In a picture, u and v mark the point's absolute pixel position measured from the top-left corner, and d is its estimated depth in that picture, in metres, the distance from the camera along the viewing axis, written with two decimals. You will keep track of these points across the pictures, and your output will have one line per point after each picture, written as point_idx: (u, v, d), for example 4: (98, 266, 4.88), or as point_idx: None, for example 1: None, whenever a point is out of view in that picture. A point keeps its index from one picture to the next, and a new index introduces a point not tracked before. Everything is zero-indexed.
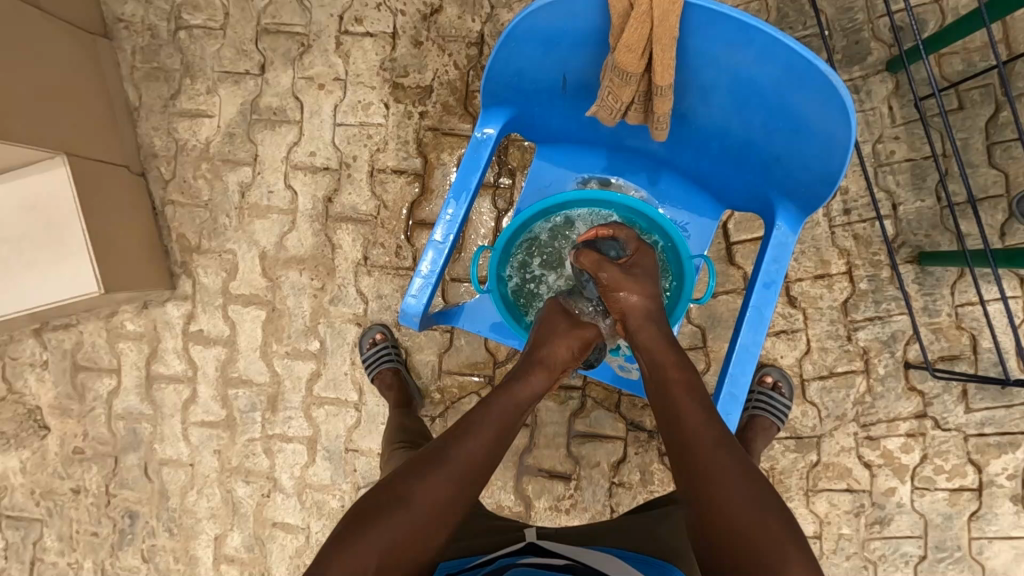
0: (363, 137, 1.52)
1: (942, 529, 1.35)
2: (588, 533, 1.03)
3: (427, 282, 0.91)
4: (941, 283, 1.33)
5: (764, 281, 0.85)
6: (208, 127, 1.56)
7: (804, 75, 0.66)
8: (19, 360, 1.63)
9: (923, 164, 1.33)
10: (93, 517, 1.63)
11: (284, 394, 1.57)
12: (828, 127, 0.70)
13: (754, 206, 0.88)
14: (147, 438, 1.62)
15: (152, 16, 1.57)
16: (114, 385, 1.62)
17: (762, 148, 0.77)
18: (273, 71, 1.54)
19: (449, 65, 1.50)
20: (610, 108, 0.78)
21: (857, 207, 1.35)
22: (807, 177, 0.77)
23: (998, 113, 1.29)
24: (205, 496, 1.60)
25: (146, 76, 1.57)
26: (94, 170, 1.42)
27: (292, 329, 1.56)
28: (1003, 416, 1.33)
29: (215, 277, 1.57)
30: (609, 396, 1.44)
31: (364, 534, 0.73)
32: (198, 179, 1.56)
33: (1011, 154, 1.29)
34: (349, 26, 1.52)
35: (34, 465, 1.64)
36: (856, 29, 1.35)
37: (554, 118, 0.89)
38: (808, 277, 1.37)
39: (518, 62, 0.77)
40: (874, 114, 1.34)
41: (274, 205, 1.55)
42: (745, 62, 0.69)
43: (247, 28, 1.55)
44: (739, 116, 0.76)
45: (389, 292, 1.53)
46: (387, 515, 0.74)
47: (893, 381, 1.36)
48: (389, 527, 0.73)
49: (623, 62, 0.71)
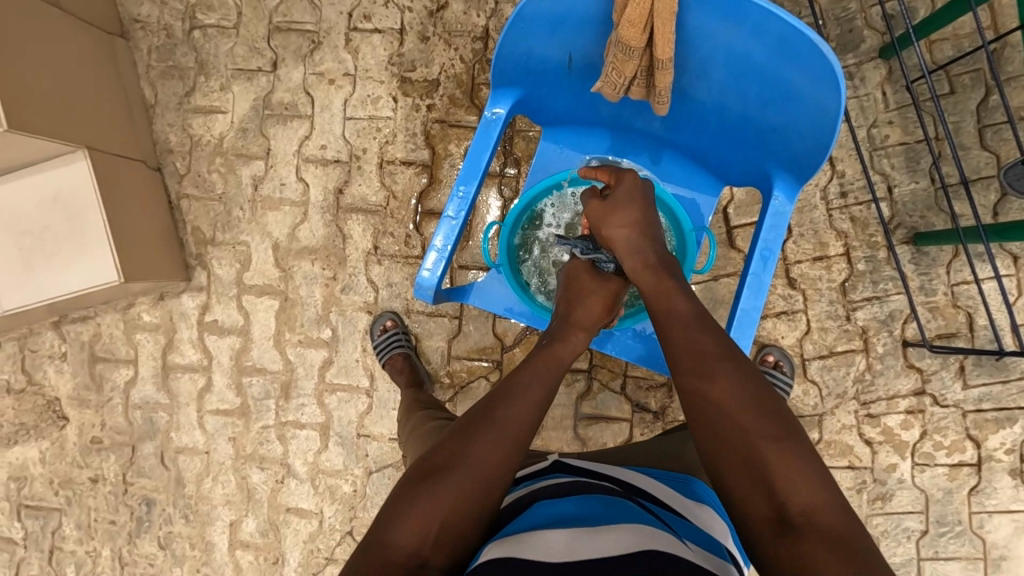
0: (372, 130, 1.57)
1: (942, 504, 1.38)
2: (617, 455, 1.04)
3: (440, 256, 0.95)
4: (936, 262, 1.37)
5: (762, 249, 0.89)
6: (222, 122, 1.61)
7: (795, 48, 0.70)
8: (39, 352, 1.68)
9: (916, 147, 1.37)
10: (111, 506, 1.67)
11: (297, 381, 1.61)
12: (820, 96, 0.73)
13: (752, 180, 0.92)
14: (164, 427, 1.65)
15: (167, 16, 1.62)
16: (131, 375, 1.66)
17: (758, 120, 0.81)
18: (285, 68, 1.59)
19: (454, 59, 1.55)
20: (614, 83, 0.82)
21: (853, 190, 1.40)
22: (800, 148, 0.81)
23: (988, 96, 1.33)
24: (221, 483, 1.64)
25: (162, 75, 1.62)
26: (113, 164, 1.47)
27: (304, 318, 1.60)
28: (1000, 392, 1.37)
29: (229, 268, 1.61)
30: (614, 377, 1.47)
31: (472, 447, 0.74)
32: (212, 173, 1.61)
33: (1002, 136, 1.33)
34: (358, 23, 1.57)
35: (53, 455, 1.68)
36: (850, 17, 1.39)
37: (561, 100, 0.94)
38: (807, 259, 1.41)
39: (526, 43, 0.81)
40: (868, 99, 1.38)
41: (285, 197, 1.59)
42: (741, 37, 0.73)
43: (259, 27, 1.60)
44: (736, 91, 0.80)
45: (399, 280, 1.57)
46: (484, 431, 0.76)
47: (891, 360, 1.39)
48: (489, 439, 0.75)
49: (626, 38, 0.75)
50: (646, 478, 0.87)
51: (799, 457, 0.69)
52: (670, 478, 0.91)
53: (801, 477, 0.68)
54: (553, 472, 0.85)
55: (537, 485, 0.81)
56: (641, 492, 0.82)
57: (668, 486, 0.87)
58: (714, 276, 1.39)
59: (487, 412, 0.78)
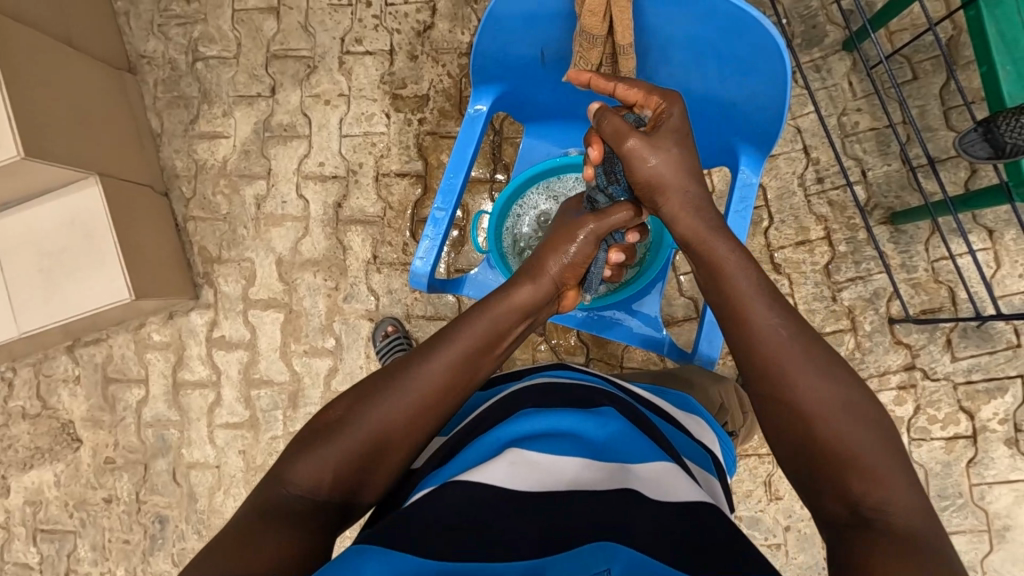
0: (368, 146, 1.65)
1: (942, 477, 1.40)
2: None
3: (433, 244, 1.01)
4: (914, 240, 1.42)
5: (734, 220, 0.96)
6: (226, 146, 1.69)
7: (742, 24, 0.77)
8: (53, 376, 1.73)
9: (885, 132, 1.44)
10: (125, 525, 1.70)
11: (304, 391, 1.65)
12: (770, 66, 0.80)
13: (721, 156, 0.99)
14: (175, 443, 1.69)
15: (172, 51, 1.72)
16: (142, 394, 1.71)
17: (720, 98, 0.88)
18: (283, 92, 1.68)
19: (443, 74, 1.63)
20: (583, 72, 0.89)
21: (829, 175, 1.46)
22: (760, 122, 0.87)
23: (948, 81, 1.40)
24: (232, 496, 1.67)
25: (168, 105, 1.72)
26: (123, 188, 1.55)
27: (309, 328, 1.65)
28: (989, 362, 1.40)
29: (235, 285, 1.68)
30: (611, 369, 1.51)
31: (385, 402, 0.74)
32: (217, 195, 1.69)
33: (965, 117, 1.39)
34: (350, 47, 1.67)
35: (68, 477, 1.72)
36: (813, 14, 1.47)
37: (539, 94, 1.01)
38: (789, 244, 1.46)
39: (500, 41, 0.89)
40: (836, 89, 1.46)
41: (287, 213, 1.66)
42: (693, 18, 0.80)
43: (258, 55, 1.69)
44: (696, 72, 0.86)
45: (399, 286, 1.63)
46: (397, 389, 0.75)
47: (879, 336, 1.43)
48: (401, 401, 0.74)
49: (590, 27, 0.82)
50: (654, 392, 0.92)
51: (910, 491, 0.63)
52: (674, 395, 0.94)
53: (857, 441, 0.65)
54: (557, 371, 0.89)
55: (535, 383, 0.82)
56: (643, 403, 0.86)
57: (669, 403, 0.91)
58: None
59: (406, 364, 0.78)
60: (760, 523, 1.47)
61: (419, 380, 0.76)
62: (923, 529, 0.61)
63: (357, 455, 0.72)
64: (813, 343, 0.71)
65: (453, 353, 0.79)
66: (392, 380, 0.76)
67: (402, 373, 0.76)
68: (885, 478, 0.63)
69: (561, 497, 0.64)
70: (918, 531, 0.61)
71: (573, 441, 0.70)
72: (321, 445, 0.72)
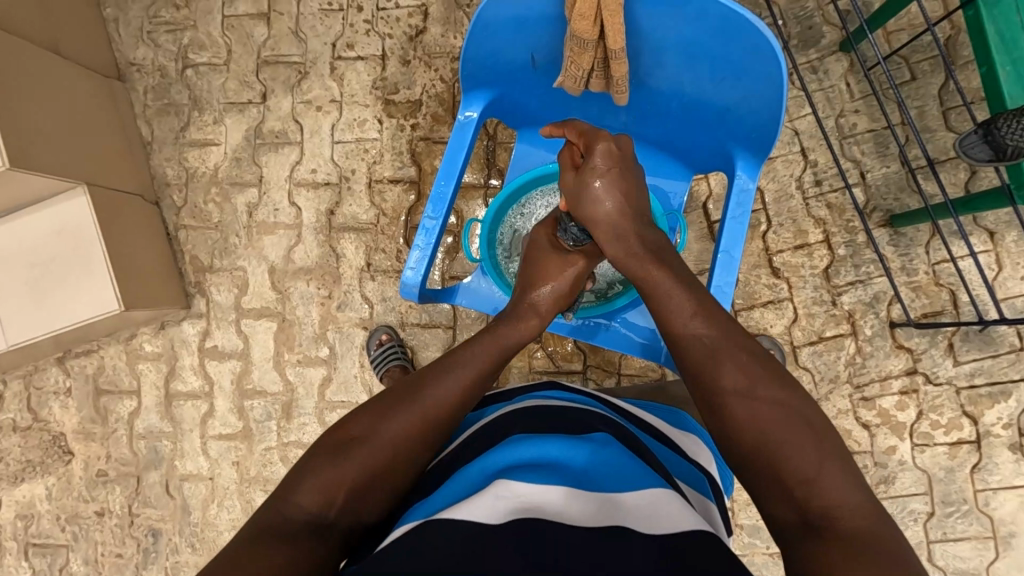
0: (360, 152, 1.63)
1: (946, 483, 1.38)
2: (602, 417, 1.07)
3: (423, 254, 0.99)
4: (914, 243, 1.40)
5: (732, 226, 0.93)
6: (217, 154, 1.67)
7: (735, 26, 0.75)
8: (44, 389, 1.71)
9: (884, 133, 1.42)
10: (118, 539, 1.67)
11: (298, 401, 1.62)
12: (765, 69, 0.78)
13: (717, 161, 0.97)
14: (168, 455, 1.67)
15: (161, 58, 1.70)
16: (134, 405, 1.68)
17: (715, 101, 0.86)
18: (274, 98, 1.66)
19: (435, 79, 1.61)
20: (573, 76, 0.86)
21: (827, 177, 1.44)
22: (756, 125, 0.85)
23: (947, 81, 1.38)
24: (226, 508, 1.64)
25: (157, 112, 1.70)
26: (112, 198, 1.53)
27: (302, 337, 1.63)
28: (991, 366, 1.38)
29: (227, 294, 1.65)
30: (608, 376, 1.49)
31: (397, 419, 0.75)
32: (208, 203, 1.67)
33: (964, 117, 1.38)
34: (342, 52, 1.65)
35: (60, 490, 1.69)
36: (808, 15, 1.45)
37: (530, 99, 0.99)
38: (788, 248, 1.44)
39: (489, 46, 0.87)
40: (833, 91, 1.44)
41: (280, 221, 1.64)
42: (685, 21, 0.78)
43: (249, 61, 1.67)
44: (689, 75, 0.84)
45: (393, 294, 1.61)
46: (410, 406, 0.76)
47: (880, 340, 1.41)
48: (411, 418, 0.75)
49: (580, 31, 0.79)
50: (643, 411, 0.92)
51: (850, 492, 0.63)
52: (665, 410, 0.94)
53: (795, 447, 0.65)
54: (545, 393, 0.89)
55: (524, 408, 0.83)
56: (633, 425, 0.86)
57: (661, 419, 0.91)
58: (699, 269, 1.43)
59: (417, 382, 0.79)
60: (761, 531, 1.44)
61: (431, 397, 0.78)
62: (869, 530, 0.60)
63: (365, 477, 0.71)
64: (750, 352, 0.73)
65: (460, 379, 0.80)
66: (404, 398, 0.77)
67: (414, 392, 0.78)
68: (826, 483, 0.63)
69: (552, 520, 0.62)
70: (863, 532, 0.60)
71: (557, 469, 0.70)
72: (334, 460, 0.72)
